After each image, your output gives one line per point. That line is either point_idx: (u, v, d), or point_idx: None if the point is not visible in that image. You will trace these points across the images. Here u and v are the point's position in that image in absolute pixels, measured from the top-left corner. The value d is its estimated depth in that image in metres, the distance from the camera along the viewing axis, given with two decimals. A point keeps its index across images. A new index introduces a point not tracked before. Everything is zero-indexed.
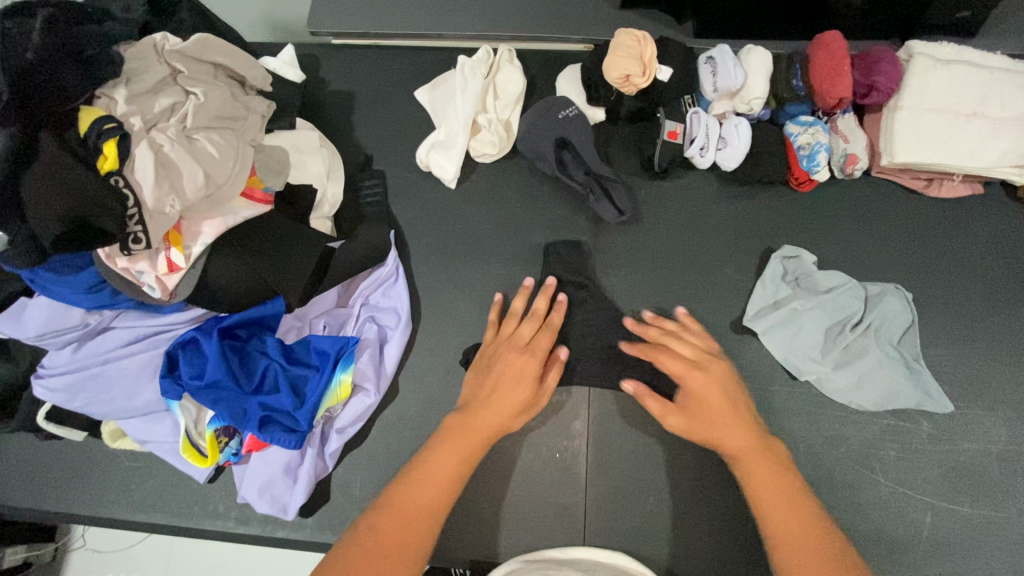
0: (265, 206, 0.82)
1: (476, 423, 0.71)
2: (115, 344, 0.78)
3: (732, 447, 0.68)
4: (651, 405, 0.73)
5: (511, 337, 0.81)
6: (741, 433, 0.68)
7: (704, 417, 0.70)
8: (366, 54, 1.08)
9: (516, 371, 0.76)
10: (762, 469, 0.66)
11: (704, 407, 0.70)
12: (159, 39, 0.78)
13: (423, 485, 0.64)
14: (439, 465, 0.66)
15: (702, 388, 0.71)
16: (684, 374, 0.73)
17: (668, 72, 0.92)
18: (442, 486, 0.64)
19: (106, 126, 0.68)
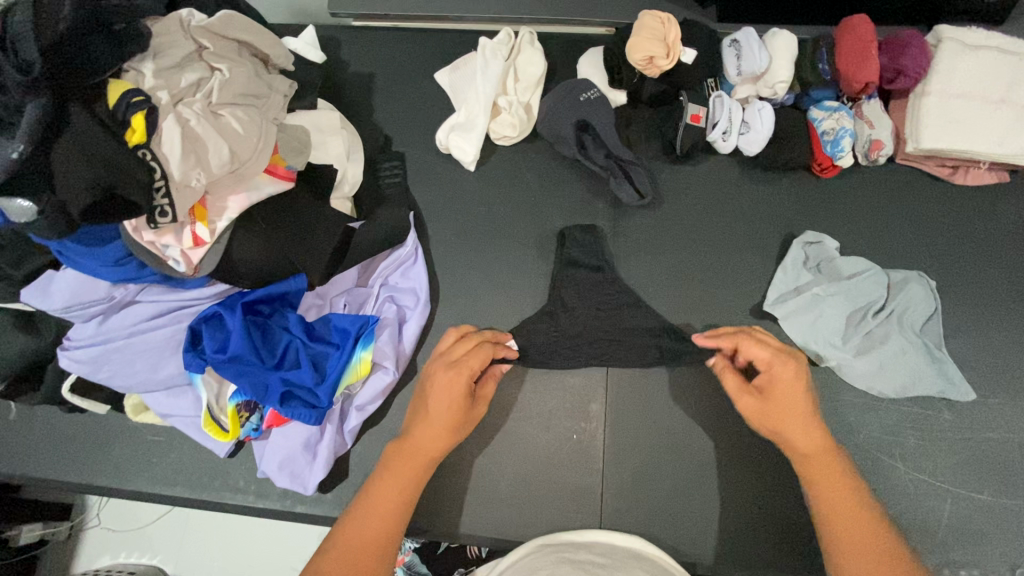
0: (288, 183, 0.82)
1: (415, 444, 0.70)
2: (139, 318, 0.79)
3: (801, 447, 0.68)
4: (729, 379, 0.74)
5: (444, 355, 0.76)
6: (814, 432, 0.68)
7: (776, 413, 0.69)
8: (387, 36, 1.08)
9: (445, 392, 0.71)
10: (831, 475, 0.67)
11: (782, 402, 0.69)
12: (185, 14, 0.78)
13: (381, 497, 0.67)
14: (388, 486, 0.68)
15: (782, 381, 0.70)
16: (773, 360, 0.71)
17: (692, 55, 0.91)
18: (395, 503, 0.67)
19: (133, 100, 0.69)
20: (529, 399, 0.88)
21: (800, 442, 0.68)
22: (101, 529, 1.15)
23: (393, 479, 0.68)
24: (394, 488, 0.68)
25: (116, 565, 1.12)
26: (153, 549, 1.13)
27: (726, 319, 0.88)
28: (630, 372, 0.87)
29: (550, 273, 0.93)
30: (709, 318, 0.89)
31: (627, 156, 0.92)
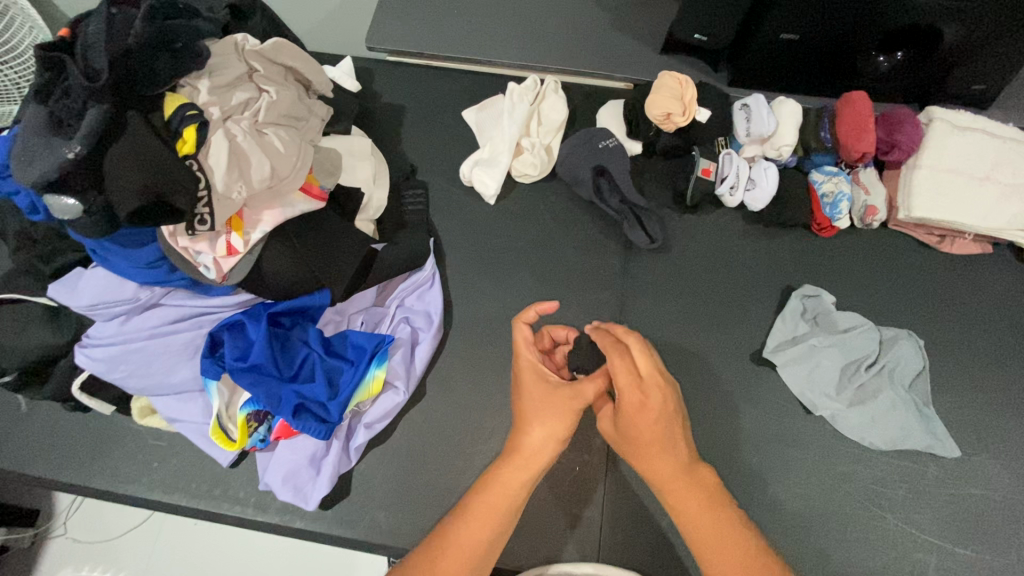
0: (320, 202, 0.85)
1: (525, 446, 0.66)
2: (161, 321, 0.81)
3: (658, 475, 0.64)
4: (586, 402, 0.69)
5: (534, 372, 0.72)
6: (665, 466, 0.63)
7: (632, 441, 0.66)
8: (420, 73, 1.15)
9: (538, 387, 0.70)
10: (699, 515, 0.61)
11: (637, 428, 0.65)
12: (240, 38, 0.83)
13: (499, 497, 0.63)
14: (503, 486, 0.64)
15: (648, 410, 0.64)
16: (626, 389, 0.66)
17: (707, 115, 0.98)
18: (509, 502, 0.63)
19: (189, 113, 0.73)
20: None
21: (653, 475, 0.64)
22: (66, 539, 1.12)
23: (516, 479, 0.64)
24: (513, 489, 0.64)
25: None
26: (119, 563, 1.10)
27: (727, 362, 0.92)
28: None
29: (560, 307, 0.97)
30: (710, 360, 0.92)
31: (640, 202, 0.98)
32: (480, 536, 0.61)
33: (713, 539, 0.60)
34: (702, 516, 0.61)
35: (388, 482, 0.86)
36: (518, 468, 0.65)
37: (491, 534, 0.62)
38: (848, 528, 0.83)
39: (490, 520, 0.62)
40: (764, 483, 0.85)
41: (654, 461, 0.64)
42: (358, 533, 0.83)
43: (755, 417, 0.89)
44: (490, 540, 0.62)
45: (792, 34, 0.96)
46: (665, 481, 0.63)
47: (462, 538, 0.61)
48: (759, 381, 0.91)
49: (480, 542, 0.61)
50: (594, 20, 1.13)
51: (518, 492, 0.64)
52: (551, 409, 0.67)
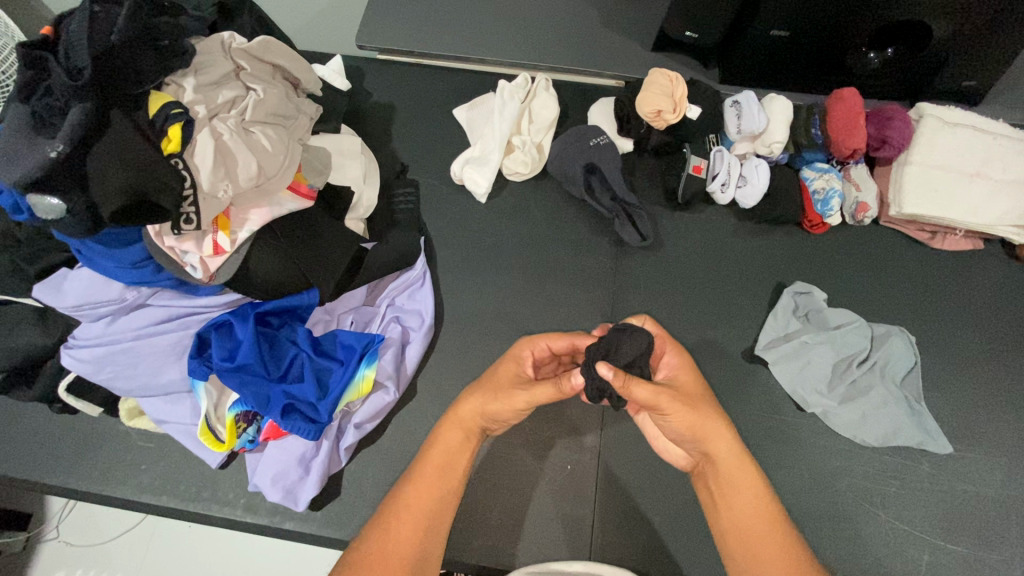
0: (308, 201, 0.85)
1: (460, 408, 0.71)
2: (148, 322, 0.80)
3: (720, 452, 0.66)
4: (639, 391, 0.65)
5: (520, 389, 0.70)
6: (727, 442, 0.66)
7: (702, 417, 0.66)
8: (411, 71, 1.14)
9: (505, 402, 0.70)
10: (741, 479, 0.66)
11: (692, 393, 0.69)
12: (226, 36, 0.82)
13: (441, 458, 0.69)
14: (444, 441, 0.70)
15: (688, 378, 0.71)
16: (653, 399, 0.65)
17: (697, 111, 0.97)
18: (452, 466, 0.68)
19: (174, 111, 0.72)
20: (526, 426, 0.90)
21: (721, 452, 0.66)
22: (58, 543, 1.10)
23: (449, 443, 0.70)
24: (447, 453, 0.69)
25: None
26: (111, 566, 1.09)
27: (719, 359, 0.92)
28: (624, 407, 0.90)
29: (552, 306, 0.96)
30: (702, 357, 0.92)
31: (631, 199, 0.97)
32: (428, 495, 0.65)
33: (748, 516, 0.64)
34: (751, 489, 0.65)
35: (378, 482, 0.85)
36: (452, 430, 0.71)
37: (438, 495, 0.66)
38: (840, 525, 0.83)
39: (438, 480, 0.67)
40: None
41: (715, 431, 0.66)
42: (348, 534, 0.82)
43: (748, 413, 0.88)
44: (437, 501, 0.65)
45: (782, 31, 0.96)
46: (724, 454, 0.66)
47: (411, 499, 0.65)
48: (751, 378, 0.91)
49: (430, 502, 0.65)
50: (585, 18, 1.13)
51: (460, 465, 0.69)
52: (503, 401, 0.69)
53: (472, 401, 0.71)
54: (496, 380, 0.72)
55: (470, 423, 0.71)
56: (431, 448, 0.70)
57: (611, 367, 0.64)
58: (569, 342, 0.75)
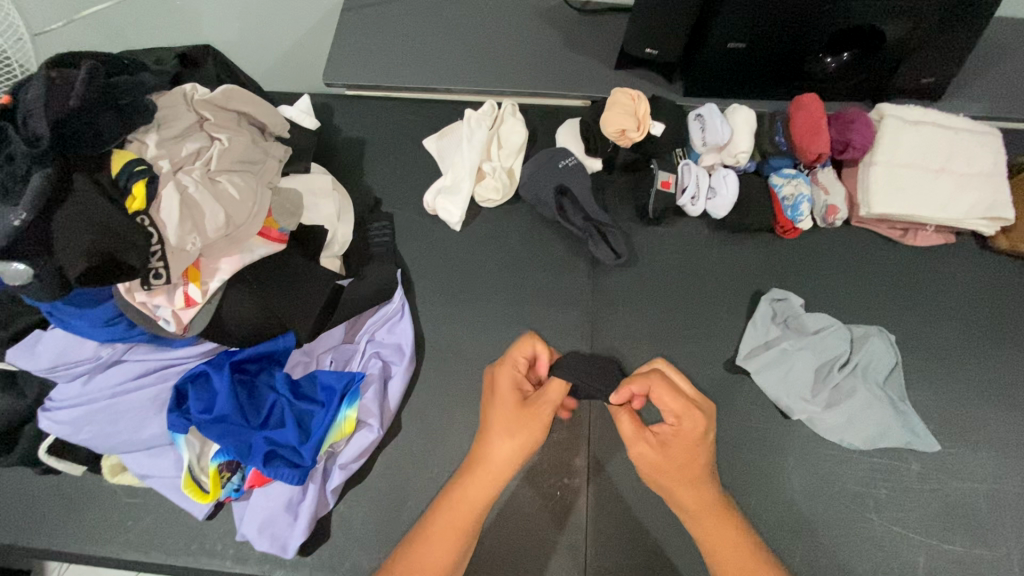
0: (280, 245, 0.86)
1: (488, 460, 0.69)
2: (125, 378, 0.80)
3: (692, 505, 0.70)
4: (624, 427, 0.72)
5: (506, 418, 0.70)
6: (709, 496, 0.70)
7: (678, 466, 0.70)
8: (379, 105, 1.15)
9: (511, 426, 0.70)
10: (722, 531, 0.69)
11: (683, 450, 0.70)
12: (189, 89, 0.83)
13: (462, 515, 0.68)
14: (472, 490, 0.69)
15: (686, 435, 0.70)
16: (635, 440, 0.71)
17: (660, 128, 0.98)
18: (470, 517, 0.68)
19: (136, 169, 0.72)
20: None
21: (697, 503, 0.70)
22: None
23: (477, 490, 0.69)
24: (477, 498, 0.69)
25: None
26: None
27: (701, 372, 0.92)
28: (611, 426, 0.90)
29: (532, 330, 0.96)
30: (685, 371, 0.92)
31: (603, 218, 0.98)
32: (444, 555, 0.67)
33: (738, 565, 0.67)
34: (733, 543, 0.68)
35: (368, 522, 0.84)
36: (479, 478, 0.69)
37: (454, 553, 0.67)
38: (834, 532, 0.82)
39: (451, 541, 0.67)
40: (748, 492, 0.84)
41: (696, 492, 0.70)
42: None
43: (734, 424, 0.88)
44: (454, 557, 0.67)
45: (739, 43, 0.98)
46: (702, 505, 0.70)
47: (427, 555, 0.67)
48: (734, 390, 0.90)
49: (442, 560, 0.67)
50: (546, 41, 1.14)
51: (479, 508, 0.69)
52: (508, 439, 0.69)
53: (507, 450, 0.69)
54: (515, 420, 0.70)
55: (496, 476, 0.69)
56: (453, 490, 0.70)
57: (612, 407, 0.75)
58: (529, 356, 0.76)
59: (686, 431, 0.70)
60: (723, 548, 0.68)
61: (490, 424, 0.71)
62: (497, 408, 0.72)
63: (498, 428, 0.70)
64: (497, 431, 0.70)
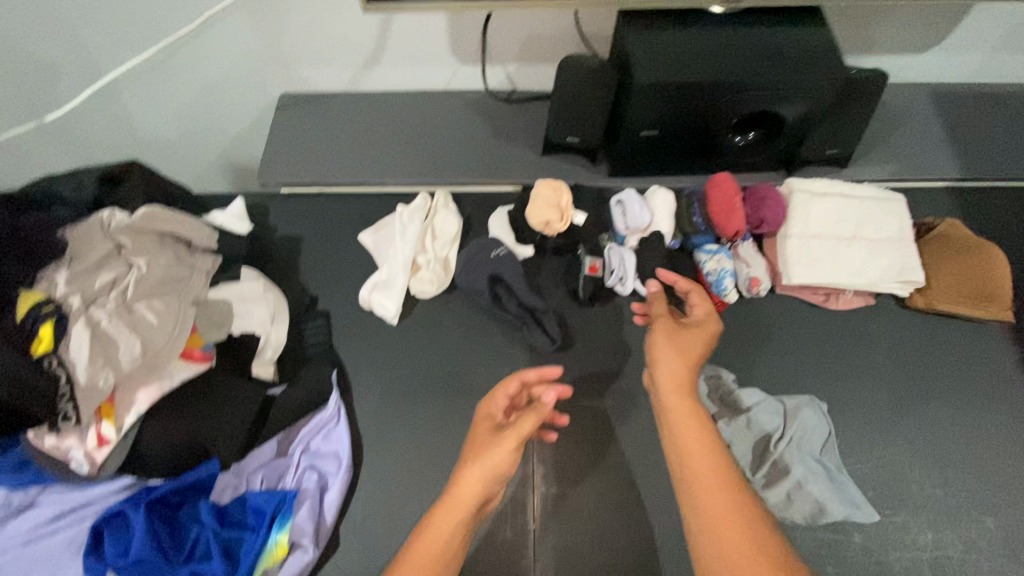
0: (204, 363, 0.85)
1: (460, 491, 0.76)
2: (38, 523, 0.76)
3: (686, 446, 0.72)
4: (658, 321, 0.88)
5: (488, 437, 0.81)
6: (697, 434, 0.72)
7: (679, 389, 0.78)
8: (314, 201, 1.17)
9: (490, 459, 0.77)
10: (704, 464, 0.70)
11: (683, 380, 0.79)
12: (106, 215, 0.83)
13: (460, 498, 0.75)
14: (462, 488, 0.76)
15: (697, 335, 0.84)
16: (655, 352, 0.83)
17: (583, 217, 1.03)
18: (468, 504, 0.75)
19: (43, 311, 0.72)
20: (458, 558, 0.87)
21: (686, 436, 0.73)
22: None
23: (466, 497, 0.75)
24: (465, 504, 0.75)
25: None
26: None
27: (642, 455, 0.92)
28: (556, 521, 0.89)
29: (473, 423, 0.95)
30: (625, 456, 0.93)
31: (537, 305, 1.00)
32: (438, 538, 0.72)
33: (719, 520, 0.65)
34: (715, 487, 0.67)
35: None
36: (459, 498, 0.75)
37: (451, 531, 0.73)
38: None
39: (451, 519, 0.73)
40: None
41: (687, 422, 0.74)
42: None
43: None
44: (449, 542, 0.72)
45: (652, 130, 1.02)
46: (692, 448, 0.71)
47: (434, 526, 0.73)
48: None
49: (436, 551, 0.71)
50: (476, 131, 1.19)
51: (471, 510, 0.75)
52: (496, 450, 0.77)
53: (478, 475, 0.76)
54: (487, 444, 0.80)
55: (470, 496, 0.75)
56: (462, 468, 0.78)
57: (553, 395, 0.81)
58: (518, 382, 0.85)
59: (695, 333, 0.85)
60: (707, 493, 0.67)
61: (469, 454, 0.80)
62: (472, 438, 0.84)
63: (476, 456, 0.79)
64: (468, 458, 0.79)
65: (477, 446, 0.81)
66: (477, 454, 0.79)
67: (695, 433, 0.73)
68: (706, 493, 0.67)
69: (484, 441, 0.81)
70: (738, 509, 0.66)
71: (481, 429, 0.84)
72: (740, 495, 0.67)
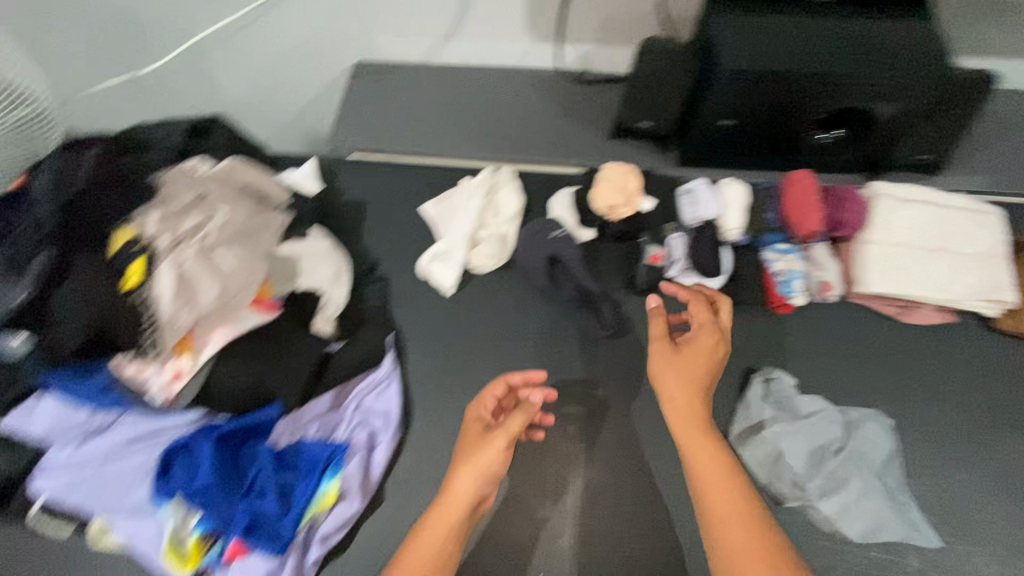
0: (271, 313, 0.88)
1: (451, 496, 0.78)
2: (115, 444, 0.82)
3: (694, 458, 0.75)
4: (658, 325, 0.85)
5: (474, 443, 0.81)
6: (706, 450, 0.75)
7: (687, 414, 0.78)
8: (380, 168, 1.19)
9: (474, 468, 0.78)
10: (712, 477, 0.73)
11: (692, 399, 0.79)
12: (192, 165, 0.89)
13: (455, 503, 0.77)
14: (459, 483, 0.78)
15: (702, 345, 0.83)
16: (661, 364, 0.83)
17: (650, 204, 1.00)
18: (464, 500, 0.78)
19: (134, 248, 0.76)
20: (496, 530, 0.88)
21: (694, 451, 0.76)
22: None
23: (460, 489, 0.78)
24: (463, 490, 0.78)
25: None
26: None
27: None
28: (595, 504, 0.89)
29: None
30: (672, 449, 0.91)
31: (595, 289, 0.99)
32: (438, 532, 0.76)
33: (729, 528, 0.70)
34: (726, 496, 0.72)
35: None
36: (449, 505, 0.77)
37: (451, 524, 0.77)
38: None
39: (449, 517, 0.77)
40: None
41: (696, 438, 0.76)
42: None
43: None
44: (449, 534, 0.76)
45: (729, 120, 0.99)
46: (701, 461, 0.74)
47: (441, 512, 0.77)
48: None
49: (437, 542, 0.76)
50: (545, 111, 1.18)
51: (466, 507, 0.78)
52: (480, 459, 0.78)
53: (466, 483, 0.78)
54: (474, 449, 0.80)
55: (460, 503, 0.77)
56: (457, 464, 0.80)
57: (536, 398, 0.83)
58: (504, 385, 0.85)
59: (701, 342, 0.83)
60: (719, 504, 0.72)
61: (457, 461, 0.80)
62: (462, 440, 0.84)
63: (463, 463, 0.80)
64: (458, 462, 0.80)
65: (464, 450, 0.81)
66: (463, 461, 0.80)
67: (701, 449, 0.75)
68: (714, 504, 0.72)
69: (467, 449, 0.81)
70: (744, 521, 0.70)
71: (471, 428, 0.84)
72: (748, 505, 0.72)
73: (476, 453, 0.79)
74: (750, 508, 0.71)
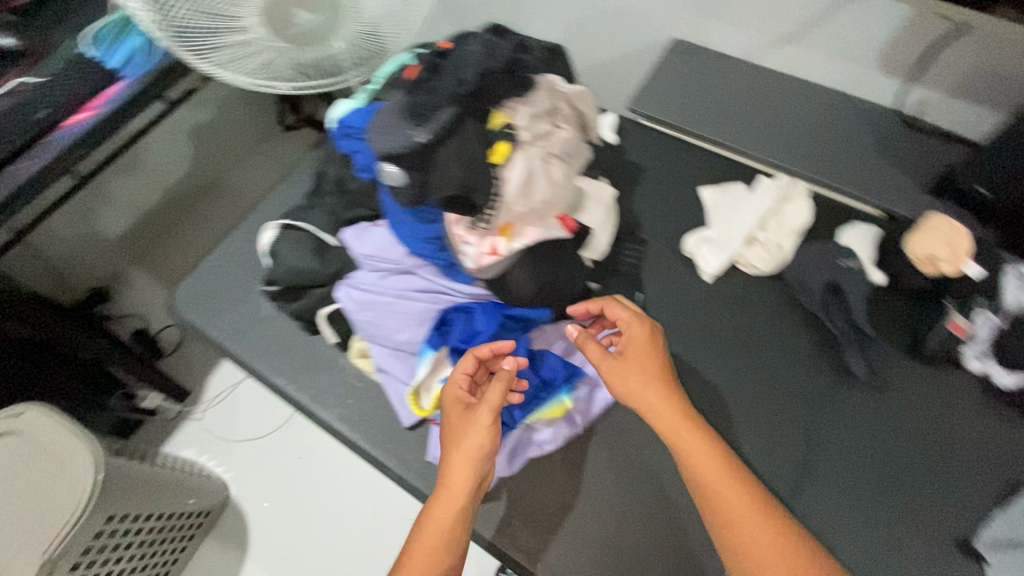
0: (569, 233, 0.94)
1: (450, 480, 0.72)
2: (409, 287, 0.94)
3: (700, 477, 0.71)
4: (592, 350, 0.81)
5: (459, 420, 0.76)
6: (709, 460, 0.72)
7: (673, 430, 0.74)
8: (669, 140, 1.20)
9: (468, 448, 0.73)
10: (726, 499, 0.69)
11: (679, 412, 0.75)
12: (556, 78, 0.96)
13: (461, 477, 0.72)
14: (458, 459, 0.73)
15: (637, 342, 0.80)
16: (608, 370, 0.79)
17: (978, 271, 0.89)
18: (470, 477, 0.72)
19: (504, 131, 0.87)
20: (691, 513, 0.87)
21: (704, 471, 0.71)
22: (200, 423, 1.42)
23: (461, 472, 0.72)
24: (467, 475, 0.72)
25: (197, 461, 1.37)
26: (229, 461, 1.38)
27: (920, 533, 0.84)
28: None
29: (750, 405, 0.94)
30: (902, 523, 0.85)
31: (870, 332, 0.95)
32: (443, 516, 0.70)
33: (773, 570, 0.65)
34: (756, 524, 0.68)
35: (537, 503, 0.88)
36: (454, 489, 0.72)
37: (454, 517, 0.71)
38: None
39: (456, 506, 0.71)
40: None
41: (694, 442, 0.73)
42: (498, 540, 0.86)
43: None
44: (456, 527, 0.70)
45: None
46: (706, 471, 0.71)
47: (438, 510, 0.71)
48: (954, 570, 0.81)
49: (438, 532, 0.69)
50: (858, 142, 1.12)
51: (468, 490, 0.72)
52: (471, 433, 0.74)
53: (461, 459, 0.73)
54: (461, 427, 0.75)
55: (463, 485, 0.72)
56: (452, 453, 0.74)
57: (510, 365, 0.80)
58: (473, 359, 0.82)
59: (636, 339, 0.81)
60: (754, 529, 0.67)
61: (447, 443, 0.75)
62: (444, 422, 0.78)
63: (456, 447, 0.74)
64: (448, 445, 0.75)
65: (452, 426, 0.76)
66: (457, 441, 0.74)
67: (704, 469, 0.71)
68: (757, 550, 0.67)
69: (460, 426, 0.75)
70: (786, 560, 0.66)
71: (451, 409, 0.78)
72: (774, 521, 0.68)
73: (465, 432, 0.74)
74: (778, 527, 0.68)
